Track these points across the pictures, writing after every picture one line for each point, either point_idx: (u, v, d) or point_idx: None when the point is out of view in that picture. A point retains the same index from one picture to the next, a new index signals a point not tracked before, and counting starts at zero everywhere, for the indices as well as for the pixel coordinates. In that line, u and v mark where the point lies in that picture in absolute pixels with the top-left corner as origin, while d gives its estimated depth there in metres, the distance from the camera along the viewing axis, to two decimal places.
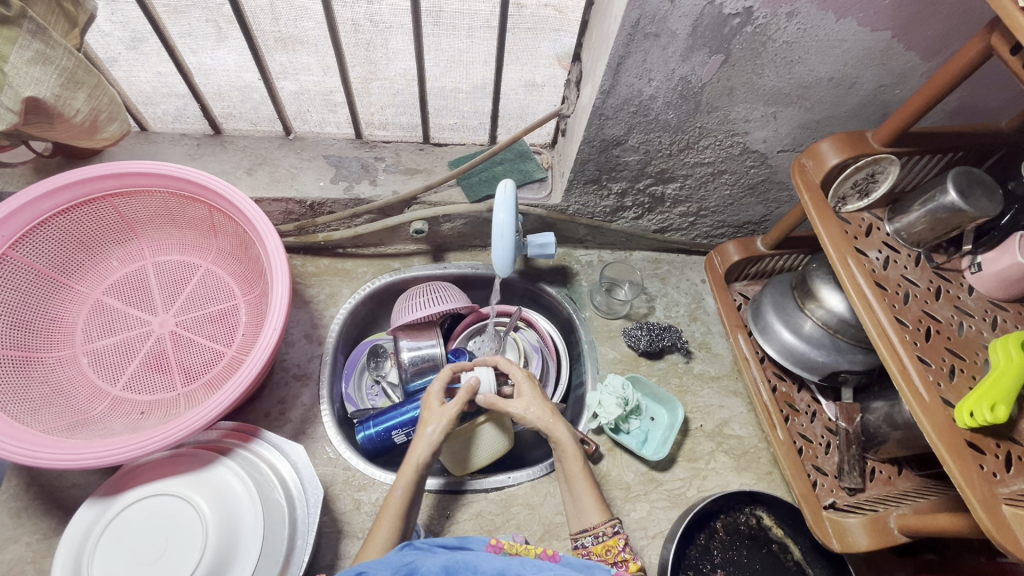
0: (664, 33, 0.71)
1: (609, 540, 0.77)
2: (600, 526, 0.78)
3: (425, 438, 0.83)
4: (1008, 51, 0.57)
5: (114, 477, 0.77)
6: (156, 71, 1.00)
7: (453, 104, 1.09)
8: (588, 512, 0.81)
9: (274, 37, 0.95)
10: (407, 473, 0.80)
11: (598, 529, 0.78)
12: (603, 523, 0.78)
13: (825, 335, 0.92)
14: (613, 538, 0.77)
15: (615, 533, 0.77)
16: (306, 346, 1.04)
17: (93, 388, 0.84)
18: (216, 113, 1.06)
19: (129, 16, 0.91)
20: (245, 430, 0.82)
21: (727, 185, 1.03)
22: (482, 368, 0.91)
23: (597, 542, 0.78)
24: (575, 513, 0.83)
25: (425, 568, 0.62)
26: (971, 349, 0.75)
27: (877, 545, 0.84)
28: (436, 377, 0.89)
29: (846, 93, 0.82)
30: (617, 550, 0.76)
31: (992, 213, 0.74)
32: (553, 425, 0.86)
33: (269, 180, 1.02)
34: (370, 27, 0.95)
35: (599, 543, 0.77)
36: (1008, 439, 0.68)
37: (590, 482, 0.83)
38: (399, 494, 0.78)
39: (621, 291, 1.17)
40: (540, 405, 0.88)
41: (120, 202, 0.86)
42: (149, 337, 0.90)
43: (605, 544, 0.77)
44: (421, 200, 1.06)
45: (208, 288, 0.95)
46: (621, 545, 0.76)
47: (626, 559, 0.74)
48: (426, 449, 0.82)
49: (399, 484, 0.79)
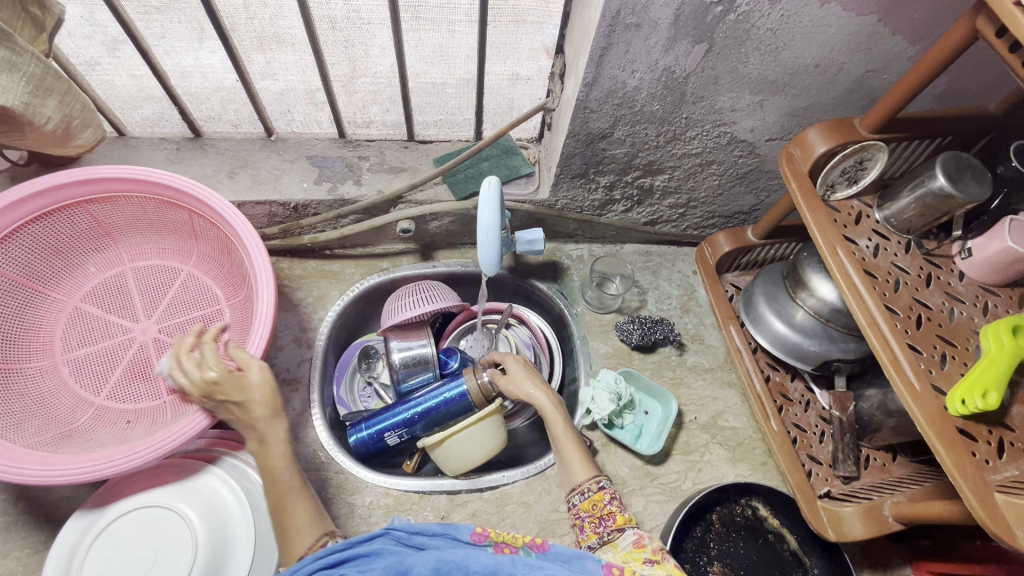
0: (646, 23, 0.70)
1: (595, 496, 0.76)
2: (584, 483, 0.78)
3: (265, 418, 0.75)
4: (994, 33, 0.56)
5: (102, 489, 0.76)
6: (131, 74, 0.96)
7: (437, 100, 1.08)
8: (577, 469, 0.80)
9: (251, 37, 0.93)
10: (278, 455, 0.74)
11: (583, 486, 0.77)
12: (588, 480, 0.78)
13: (816, 324, 0.92)
14: (599, 493, 0.76)
15: (601, 489, 0.76)
16: (295, 350, 1.03)
17: (77, 399, 0.83)
18: (195, 116, 1.05)
19: (98, 21, 0.87)
20: (233, 438, 0.82)
21: (716, 175, 1.02)
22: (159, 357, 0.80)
23: (584, 498, 0.76)
24: (565, 475, 0.81)
25: (418, 569, 0.59)
26: (963, 335, 0.75)
27: (871, 533, 0.84)
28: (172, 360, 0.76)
29: (833, 79, 0.81)
30: (603, 503, 0.75)
31: (981, 197, 0.73)
32: (530, 392, 0.90)
33: (251, 183, 1.01)
34: (348, 24, 0.92)
35: (586, 500, 0.76)
36: (1001, 425, 0.67)
37: (573, 440, 0.83)
38: (288, 475, 0.74)
39: (612, 286, 1.17)
40: (527, 378, 0.93)
41: (95, 209, 0.85)
42: (132, 345, 0.89)
43: (591, 500, 0.76)
44: (406, 199, 1.05)
45: (190, 293, 0.93)
46: (607, 499, 0.75)
47: (613, 513, 0.74)
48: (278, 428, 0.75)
49: (282, 467, 0.74)
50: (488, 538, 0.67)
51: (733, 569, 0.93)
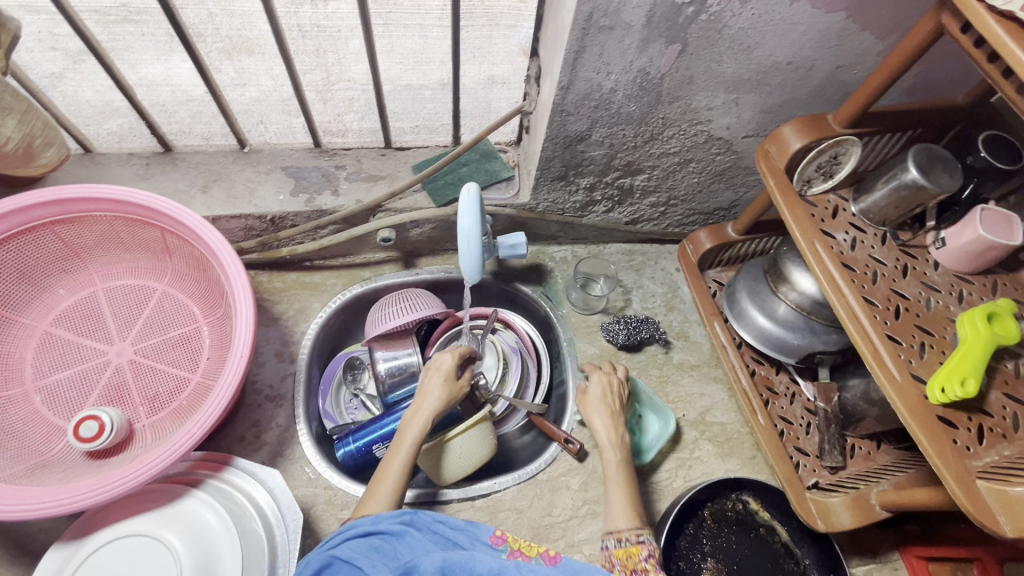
0: (618, 25, 0.70)
1: (632, 547, 0.75)
2: (625, 531, 0.77)
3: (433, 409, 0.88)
4: (959, 29, 0.57)
5: (83, 518, 0.74)
6: (94, 88, 0.93)
7: (413, 106, 1.06)
8: (617, 517, 0.80)
9: (218, 48, 0.91)
10: (413, 431, 0.84)
11: (622, 533, 0.77)
12: (629, 530, 0.77)
13: (799, 317, 0.93)
14: (636, 546, 0.75)
15: (639, 542, 0.76)
16: (277, 365, 1.01)
17: (50, 426, 0.80)
18: (164, 130, 1.02)
19: (55, 35, 0.85)
20: (216, 459, 0.79)
21: (695, 173, 1.02)
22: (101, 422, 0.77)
23: (619, 545, 0.76)
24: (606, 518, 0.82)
25: (423, 567, 0.62)
26: (940, 324, 0.76)
27: (859, 522, 0.85)
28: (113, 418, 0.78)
29: (805, 76, 0.82)
30: (639, 558, 0.74)
31: (952, 188, 0.75)
32: (596, 426, 0.91)
33: (225, 197, 0.99)
34: (318, 32, 0.91)
35: (622, 547, 0.76)
36: (979, 412, 0.69)
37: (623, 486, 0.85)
38: (407, 449, 0.82)
39: (597, 286, 1.17)
40: (598, 405, 0.93)
41: (62, 229, 0.82)
42: (107, 368, 0.86)
43: (627, 549, 0.75)
44: (386, 207, 1.03)
45: (166, 312, 0.91)
46: (643, 553, 0.74)
47: (646, 569, 0.72)
48: (436, 404, 0.88)
49: (408, 440, 0.83)
50: (506, 542, 0.68)
51: (726, 564, 0.94)
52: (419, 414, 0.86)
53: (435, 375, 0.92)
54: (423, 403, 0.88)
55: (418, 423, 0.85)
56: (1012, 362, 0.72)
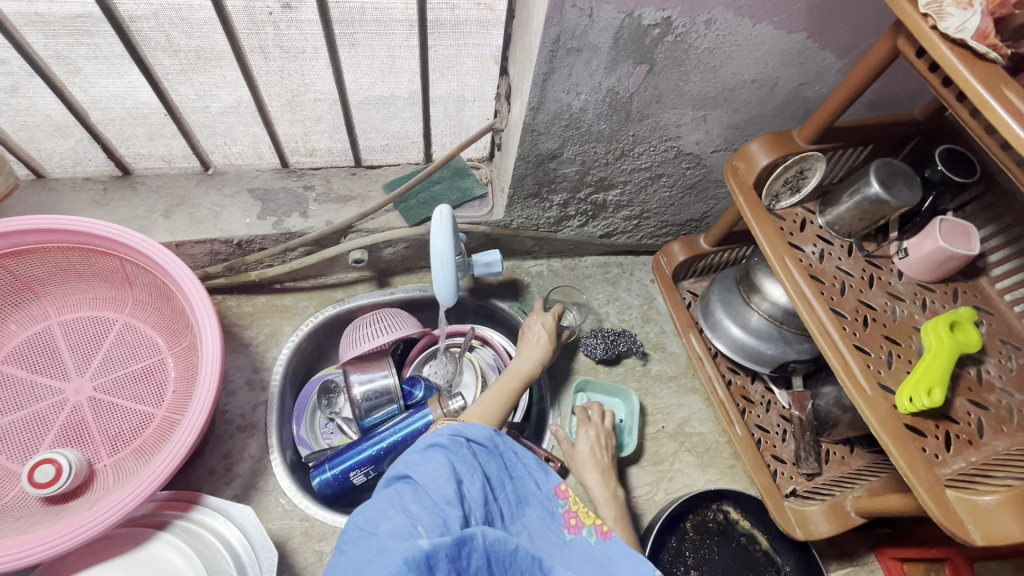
0: (586, 47, 0.70)
1: None
2: None
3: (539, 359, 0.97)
4: (914, 53, 0.58)
5: (42, 569, 0.71)
6: (44, 114, 0.88)
7: (383, 124, 1.05)
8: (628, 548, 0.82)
9: (177, 69, 0.87)
10: (524, 370, 0.94)
11: None
12: None
13: (772, 327, 0.94)
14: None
15: None
16: (248, 393, 0.98)
17: (2, 472, 0.76)
18: (121, 153, 0.98)
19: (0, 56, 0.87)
20: (184, 498, 0.76)
21: (667, 187, 1.03)
22: (56, 462, 0.72)
23: None
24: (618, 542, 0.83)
25: (475, 543, 0.63)
26: (905, 333, 0.78)
27: (837, 529, 0.86)
28: (62, 463, 0.72)
29: (770, 93, 0.83)
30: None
31: (912, 202, 0.77)
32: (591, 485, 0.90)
33: (189, 222, 0.96)
34: (281, 53, 0.88)
35: None
36: (945, 419, 0.71)
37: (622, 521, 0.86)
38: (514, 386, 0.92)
39: (568, 315, 1.14)
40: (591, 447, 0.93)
41: (12, 263, 0.78)
42: (64, 406, 0.82)
43: None
44: (357, 228, 1.01)
45: (128, 344, 0.87)
46: None
47: None
48: (542, 357, 0.97)
49: (519, 377, 0.93)
50: (566, 498, 0.76)
51: None
52: (529, 359, 0.96)
53: (538, 331, 1.00)
54: (532, 352, 0.97)
55: (525, 367, 0.95)
56: (974, 369, 0.75)
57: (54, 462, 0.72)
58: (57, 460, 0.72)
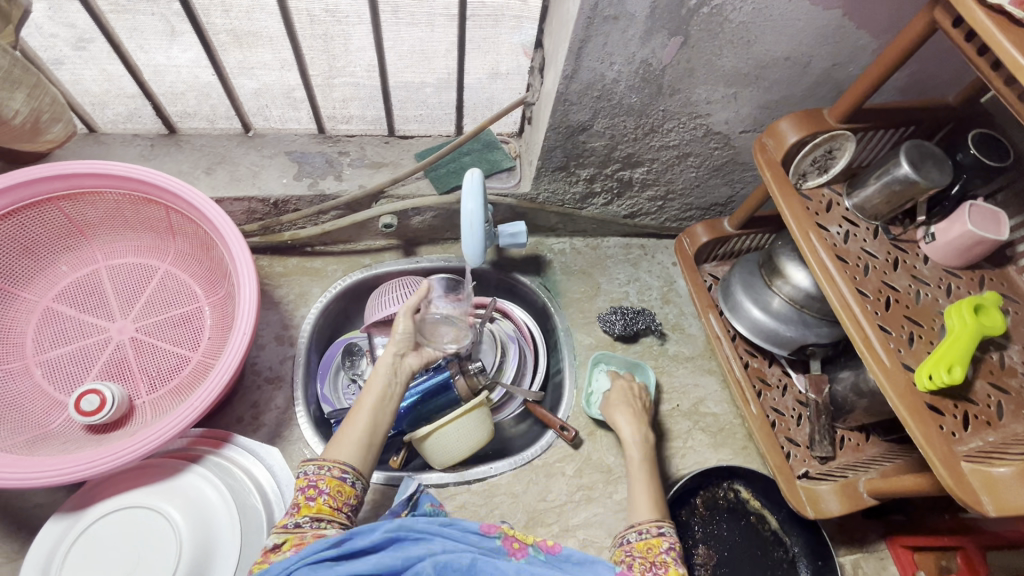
0: (623, 16, 0.72)
1: (652, 540, 0.77)
2: (644, 524, 0.79)
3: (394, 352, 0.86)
4: (951, 24, 0.59)
5: (82, 491, 0.75)
6: (101, 68, 0.94)
7: (418, 96, 1.08)
8: (643, 510, 0.82)
9: (226, 32, 0.92)
10: (375, 376, 0.83)
11: (642, 526, 0.78)
12: (649, 523, 0.79)
13: (792, 310, 0.95)
14: (657, 538, 0.77)
15: (660, 534, 0.77)
16: (277, 348, 1.02)
17: (49, 401, 0.81)
18: (170, 113, 1.03)
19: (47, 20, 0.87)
20: (216, 437, 0.82)
21: (693, 168, 1.04)
22: (105, 394, 0.76)
23: (639, 539, 0.77)
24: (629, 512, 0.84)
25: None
26: (928, 315, 0.78)
27: (848, 509, 0.87)
28: (110, 396, 0.77)
29: (802, 72, 0.84)
30: (659, 550, 0.75)
31: (943, 183, 0.77)
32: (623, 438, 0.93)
33: (229, 179, 1.00)
34: (328, 18, 0.91)
35: (641, 539, 0.77)
36: (964, 400, 0.71)
37: (650, 487, 0.86)
38: (368, 396, 0.81)
39: (588, 293, 1.16)
40: (625, 410, 0.96)
41: (67, 205, 0.82)
42: (108, 344, 0.87)
43: (647, 543, 0.76)
44: (389, 194, 1.04)
45: (168, 291, 0.91)
46: (664, 545, 0.76)
47: (665, 563, 0.73)
48: (390, 349, 0.86)
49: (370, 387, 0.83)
50: (499, 530, 0.73)
51: (717, 551, 0.96)
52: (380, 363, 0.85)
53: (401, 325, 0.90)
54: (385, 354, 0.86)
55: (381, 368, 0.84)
56: (996, 353, 0.75)
57: (103, 393, 0.76)
58: (103, 392, 0.76)
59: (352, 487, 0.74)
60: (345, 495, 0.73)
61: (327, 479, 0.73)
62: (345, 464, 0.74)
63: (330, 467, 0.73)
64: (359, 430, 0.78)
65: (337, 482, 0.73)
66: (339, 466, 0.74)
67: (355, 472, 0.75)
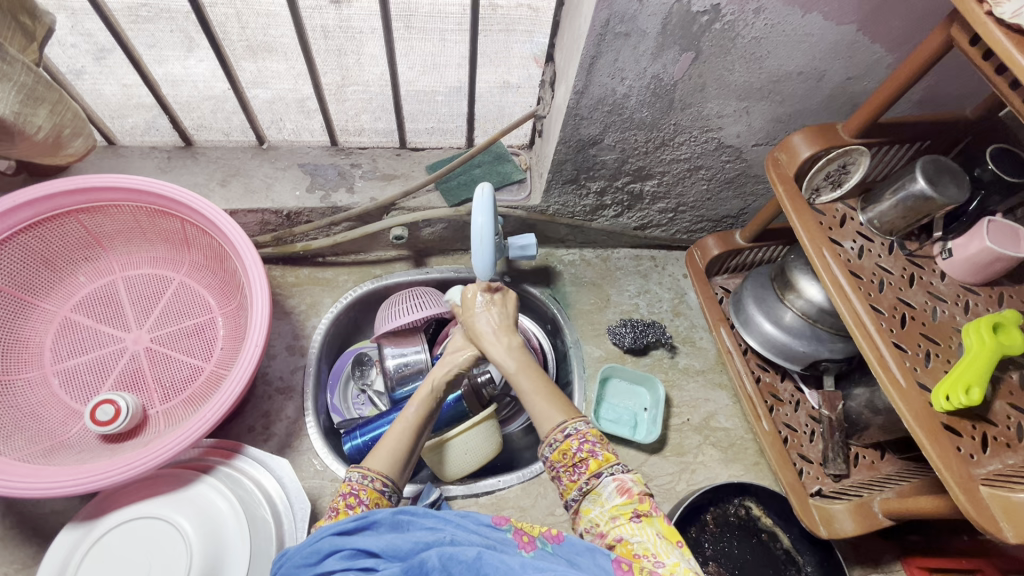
0: (634, 32, 0.72)
1: (563, 444, 0.74)
2: (551, 433, 0.75)
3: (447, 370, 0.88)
4: (968, 41, 0.59)
5: (95, 501, 0.76)
6: (122, 83, 1.00)
7: (430, 108, 1.08)
8: (544, 419, 0.78)
9: (243, 46, 0.96)
10: (424, 391, 0.84)
11: (550, 437, 0.75)
12: (554, 429, 0.75)
13: (805, 325, 0.93)
14: (567, 441, 0.74)
15: (568, 436, 0.74)
16: (288, 358, 1.03)
17: (66, 409, 0.82)
18: (185, 124, 1.03)
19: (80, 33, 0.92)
20: (227, 447, 0.82)
21: (704, 180, 1.04)
22: (120, 405, 0.77)
23: (554, 449, 0.75)
24: (537, 425, 0.80)
25: (429, 564, 0.54)
26: (945, 333, 0.76)
27: (862, 530, 0.85)
28: (125, 406, 0.78)
29: (816, 86, 0.83)
30: (574, 451, 0.73)
31: (960, 199, 0.76)
32: (487, 344, 0.84)
33: (243, 191, 1.01)
34: (340, 33, 0.96)
35: (556, 450, 0.74)
36: (984, 421, 0.69)
37: (540, 387, 0.80)
38: (415, 408, 0.82)
39: (598, 305, 1.16)
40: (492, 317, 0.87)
41: (85, 218, 0.84)
42: (124, 354, 0.89)
43: (561, 449, 0.74)
44: (399, 206, 1.05)
45: (182, 301, 0.93)
46: (575, 445, 0.73)
47: (585, 459, 0.72)
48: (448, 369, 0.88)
49: (417, 400, 0.83)
50: (508, 523, 0.64)
51: (728, 570, 0.95)
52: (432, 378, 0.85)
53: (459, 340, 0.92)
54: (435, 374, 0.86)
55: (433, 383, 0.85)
56: (1016, 373, 0.73)
57: (116, 404, 0.77)
58: (116, 404, 0.77)
59: (386, 500, 0.72)
60: (384, 508, 0.71)
61: (369, 489, 0.71)
62: (386, 478, 0.74)
63: (374, 478, 0.73)
64: (399, 444, 0.78)
65: (377, 494, 0.72)
66: (381, 479, 0.73)
67: (393, 485, 0.74)
